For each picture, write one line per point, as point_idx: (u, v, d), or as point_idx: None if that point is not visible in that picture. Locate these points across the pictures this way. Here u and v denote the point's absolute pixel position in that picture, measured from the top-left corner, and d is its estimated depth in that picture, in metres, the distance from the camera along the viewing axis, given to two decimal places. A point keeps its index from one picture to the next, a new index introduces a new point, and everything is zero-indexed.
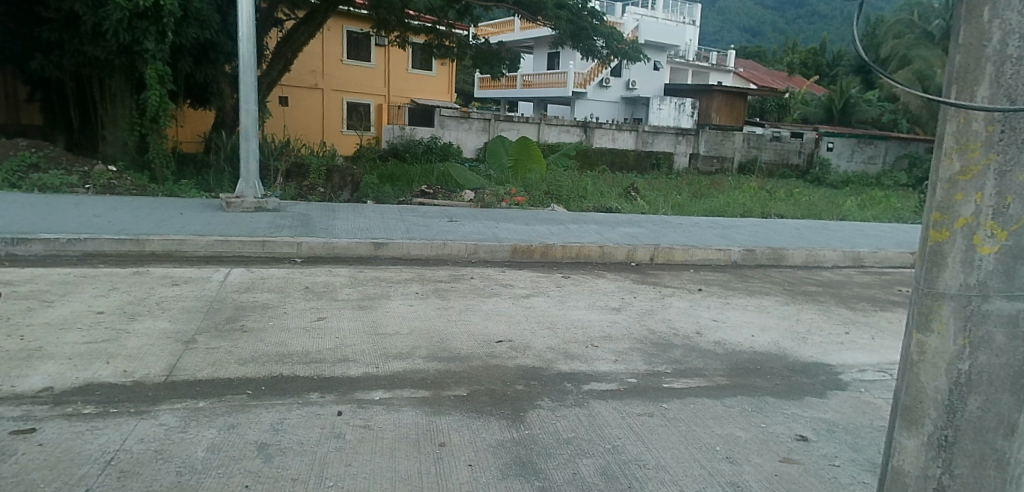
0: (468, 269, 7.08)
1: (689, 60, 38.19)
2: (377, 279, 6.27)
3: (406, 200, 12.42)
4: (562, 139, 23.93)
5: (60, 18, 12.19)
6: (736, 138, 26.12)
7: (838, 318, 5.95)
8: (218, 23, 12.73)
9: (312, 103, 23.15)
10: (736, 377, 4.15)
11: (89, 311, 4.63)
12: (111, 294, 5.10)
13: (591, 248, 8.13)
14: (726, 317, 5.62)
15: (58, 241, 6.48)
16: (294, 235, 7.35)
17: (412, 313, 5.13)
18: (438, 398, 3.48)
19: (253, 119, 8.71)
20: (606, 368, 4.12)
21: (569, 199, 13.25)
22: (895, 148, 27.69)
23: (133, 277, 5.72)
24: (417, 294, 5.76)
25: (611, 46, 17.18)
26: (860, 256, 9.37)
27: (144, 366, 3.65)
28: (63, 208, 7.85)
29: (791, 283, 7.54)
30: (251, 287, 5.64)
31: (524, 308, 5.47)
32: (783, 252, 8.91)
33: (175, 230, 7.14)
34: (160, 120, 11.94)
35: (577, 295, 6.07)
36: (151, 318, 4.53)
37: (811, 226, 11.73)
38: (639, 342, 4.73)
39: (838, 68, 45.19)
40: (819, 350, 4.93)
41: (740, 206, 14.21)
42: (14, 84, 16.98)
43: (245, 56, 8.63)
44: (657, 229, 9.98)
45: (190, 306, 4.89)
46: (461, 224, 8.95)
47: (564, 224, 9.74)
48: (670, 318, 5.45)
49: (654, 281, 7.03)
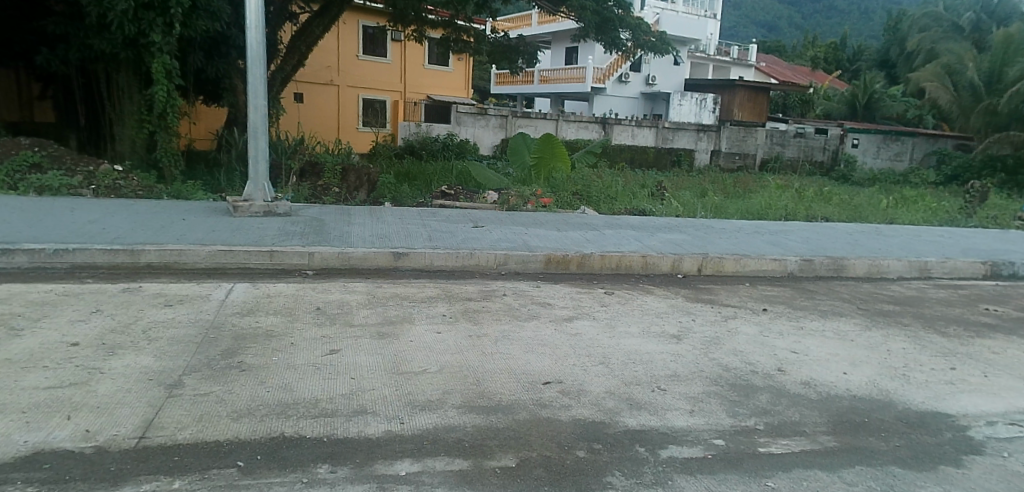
0: (497, 284, 6.29)
1: (711, 55, 36.79)
2: (398, 296, 5.53)
3: (424, 202, 11.65)
4: (581, 136, 23.12)
5: (66, 10, 11.59)
6: (760, 134, 25.30)
7: (933, 348, 5.09)
8: (229, 15, 12.09)
9: (329, 100, 22.53)
10: (845, 437, 3.36)
11: (61, 343, 3.91)
12: (93, 320, 4.38)
13: (633, 258, 7.31)
14: (806, 349, 4.80)
15: (42, 252, 5.81)
16: (305, 244, 6.63)
17: (440, 343, 4.36)
18: (480, 473, 2.71)
19: (261, 114, 7.96)
20: (682, 423, 3.33)
21: (599, 201, 12.39)
22: (925, 144, 26.58)
23: (121, 295, 5.02)
24: (443, 317, 4.98)
25: (637, 38, 16.15)
26: (926, 267, 8.47)
27: (111, 423, 2.93)
28: (55, 213, 7.18)
29: (862, 301, 6.67)
30: (255, 307, 4.92)
31: (570, 336, 4.68)
32: (844, 262, 8.07)
33: (175, 239, 6.44)
34: (167, 116, 11.24)
35: (627, 317, 5.27)
36: (133, 353, 3.79)
37: (864, 232, 10.83)
38: (715, 384, 3.92)
39: (863, 63, 43.96)
40: (929, 392, 4.12)
41: (781, 208, 13.29)
42: (27, 80, 16.55)
43: (253, 45, 7.88)
44: (701, 234, 9.14)
45: (181, 336, 4.15)
46: (488, 230, 8.17)
47: (598, 229, 8.94)
48: (741, 349, 4.64)
49: (708, 298, 6.19)
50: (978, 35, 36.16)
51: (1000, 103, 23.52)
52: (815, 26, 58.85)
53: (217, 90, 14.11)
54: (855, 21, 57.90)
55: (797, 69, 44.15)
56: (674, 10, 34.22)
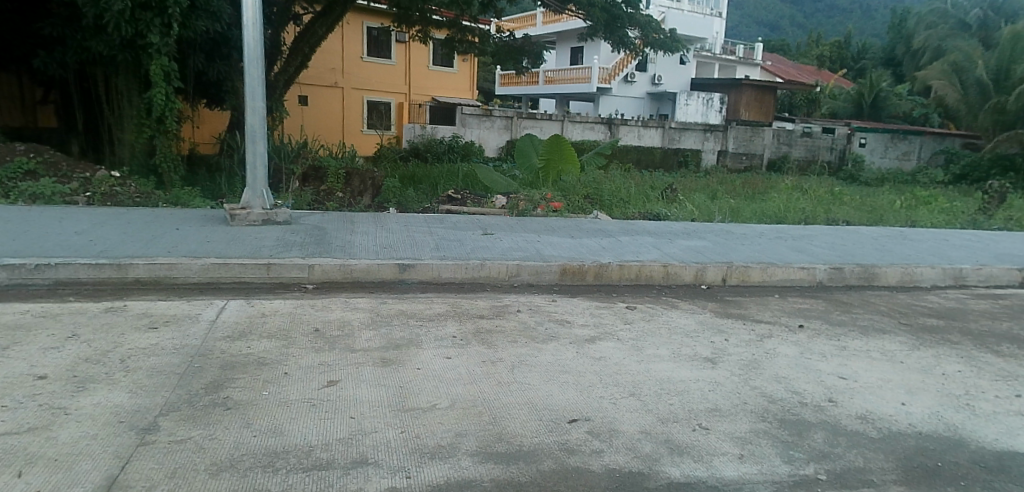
0: (510, 298, 5.85)
1: (717, 54, 35.92)
2: (402, 314, 5.10)
3: (430, 206, 11.25)
4: (586, 137, 22.69)
5: (62, 11, 11.22)
6: (767, 134, 24.81)
7: (991, 371, 4.62)
8: (230, 15, 11.71)
9: (332, 103, 22.13)
10: (920, 488, 2.90)
11: (26, 376, 3.47)
12: (67, 347, 3.95)
13: (654, 268, 6.86)
14: (854, 373, 4.36)
15: (22, 268, 5.39)
16: (305, 256, 6.20)
17: (452, 371, 3.93)
18: None
19: (259, 118, 7.54)
20: (732, 473, 2.88)
21: (612, 205, 11.98)
22: (932, 143, 26.03)
23: (102, 316, 4.60)
24: (453, 340, 4.53)
25: (646, 36, 15.63)
26: (961, 275, 7.99)
27: (68, 482, 2.49)
28: (42, 224, 6.77)
29: (901, 314, 6.22)
30: (246, 330, 4.48)
31: (594, 361, 4.23)
32: (875, 270, 7.60)
33: (166, 251, 6.03)
34: (164, 120, 10.85)
35: (654, 337, 4.82)
36: (106, 388, 3.37)
37: (888, 236, 10.34)
38: (762, 420, 3.47)
39: (869, 61, 43.41)
40: (1001, 427, 3.65)
41: (800, 211, 12.77)
42: (26, 84, 16.22)
43: (250, 45, 7.46)
44: (722, 240, 8.68)
45: (162, 366, 3.72)
46: (498, 238, 7.74)
47: (614, 236, 8.49)
48: (784, 375, 4.19)
49: (739, 313, 5.72)
50: (986, 32, 35.61)
51: (1008, 101, 22.98)
52: (818, 25, 58.39)
53: (218, 93, 13.71)
54: (857, 19, 57.41)
55: (803, 67, 43.57)
56: (679, 9, 33.75)
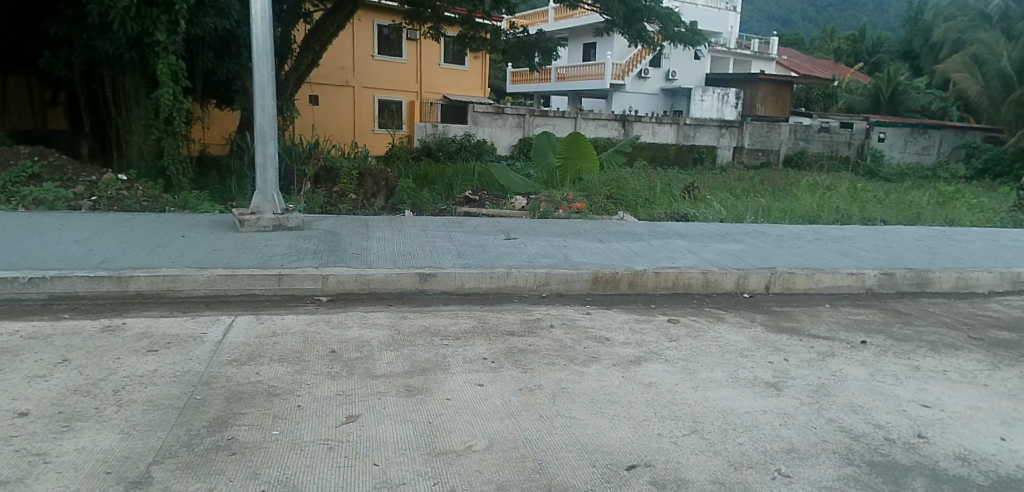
0: (540, 310, 5.41)
1: (731, 49, 35.17)
2: (425, 331, 4.65)
3: (445, 208, 10.80)
4: (599, 134, 22.20)
5: (68, 10, 10.86)
6: (784, 129, 24.14)
7: None
8: (240, 11, 11.30)
9: (344, 102, 21.78)
10: None
11: (4, 413, 3.05)
12: (56, 375, 3.53)
13: (692, 275, 6.36)
14: (937, 400, 3.86)
15: (17, 283, 5.01)
16: (318, 265, 5.77)
17: (484, 400, 3.49)
18: None
19: (270, 117, 7.11)
20: None
21: (636, 205, 11.50)
22: (952, 138, 25.30)
23: (98, 338, 4.18)
24: (483, 362, 4.07)
25: (665, 29, 15.07)
26: (1020, 279, 7.42)
27: None
28: (43, 233, 6.40)
29: (966, 326, 5.69)
30: (254, 352, 4.05)
31: (646, 387, 3.76)
32: (929, 276, 7.06)
33: (170, 262, 5.61)
34: (172, 120, 10.45)
35: (706, 357, 4.33)
36: (95, 429, 2.94)
37: (930, 236, 9.74)
38: (848, 464, 2.98)
39: (886, 54, 42.51)
40: None
41: (830, 209, 12.20)
42: (36, 87, 15.95)
43: (257, 40, 7.00)
44: (759, 243, 8.16)
45: (158, 399, 3.29)
46: (521, 243, 7.30)
47: (643, 239, 7.99)
48: (861, 404, 3.69)
49: (792, 327, 5.21)
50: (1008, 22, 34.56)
51: None
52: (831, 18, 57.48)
53: (228, 92, 13.35)
54: (870, 12, 56.42)
55: (820, 61, 42.75)
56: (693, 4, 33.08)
